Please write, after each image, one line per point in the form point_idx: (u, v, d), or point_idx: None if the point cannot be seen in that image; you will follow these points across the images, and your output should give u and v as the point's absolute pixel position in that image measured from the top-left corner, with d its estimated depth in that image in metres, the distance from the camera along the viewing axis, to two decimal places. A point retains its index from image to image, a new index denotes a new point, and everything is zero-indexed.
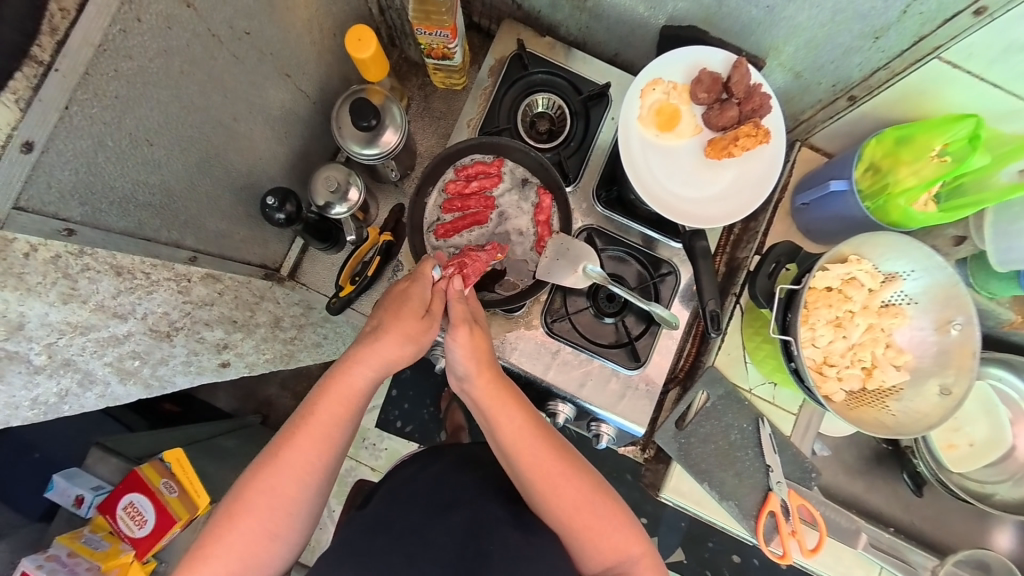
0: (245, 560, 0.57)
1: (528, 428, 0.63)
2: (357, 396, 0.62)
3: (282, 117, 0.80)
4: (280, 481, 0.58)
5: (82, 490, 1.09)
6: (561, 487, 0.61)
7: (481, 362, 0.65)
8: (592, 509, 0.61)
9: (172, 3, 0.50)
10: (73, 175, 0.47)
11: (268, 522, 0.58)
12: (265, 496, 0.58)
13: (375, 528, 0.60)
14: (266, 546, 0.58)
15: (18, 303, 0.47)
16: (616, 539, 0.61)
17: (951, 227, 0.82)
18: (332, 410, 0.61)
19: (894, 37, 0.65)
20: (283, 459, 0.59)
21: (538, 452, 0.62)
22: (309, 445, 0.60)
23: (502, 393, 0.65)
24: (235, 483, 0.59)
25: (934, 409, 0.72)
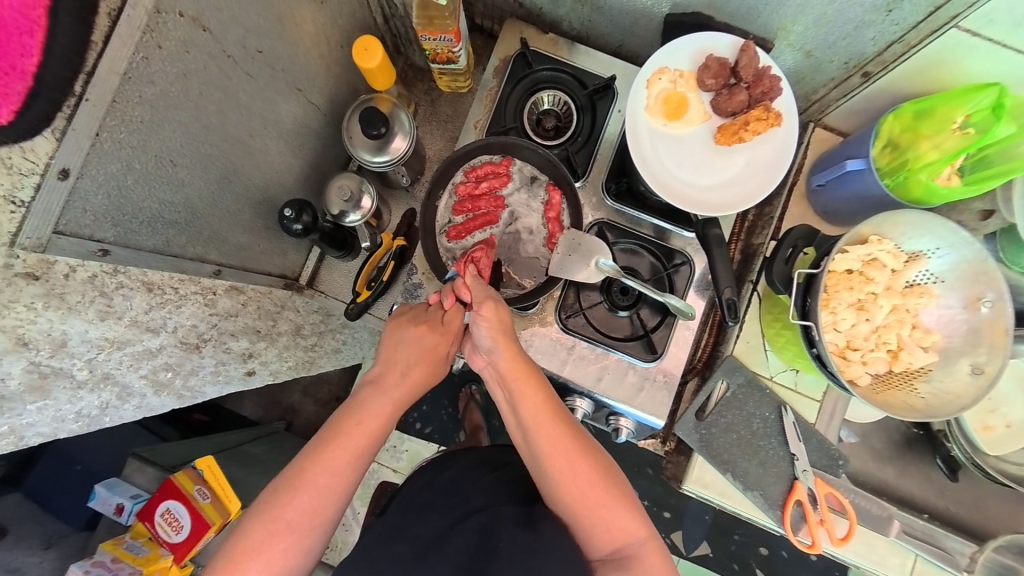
0: (274, 572, 0.57)
1: (549, 406, 0.63)
2: (382, 423, 0.64)
3: (295, 130, 0.82)
4: (315, 493, 0.59)
5: (121, 499, 1.14)
6: (577, 466, 0.61)
7: (505, 341, 0.66)
8: (604, 492, 0.61)
9: (190, 29, 0.52)
10: (106, 199, 0.50)
11: (299, 534, 0.58)
12: (299, 508, 0.58)
13: (388, 538, 0.62)
14: (295, 558, 0.58)
15: (60, 322, 0.50)
16: (626, 523, 0.60)
17: (977, 201, 0.80)
18: (370, 424, 0.63)
19: (908, 9, 0.64)
20: (316, 471, 0.59)
21: (558, 430, 0.62)
22: (344, 457, 0.61)
23: (525, 370, 0.65)
24: (255, 504, 0.59)
25: (966, 389, 0.70)
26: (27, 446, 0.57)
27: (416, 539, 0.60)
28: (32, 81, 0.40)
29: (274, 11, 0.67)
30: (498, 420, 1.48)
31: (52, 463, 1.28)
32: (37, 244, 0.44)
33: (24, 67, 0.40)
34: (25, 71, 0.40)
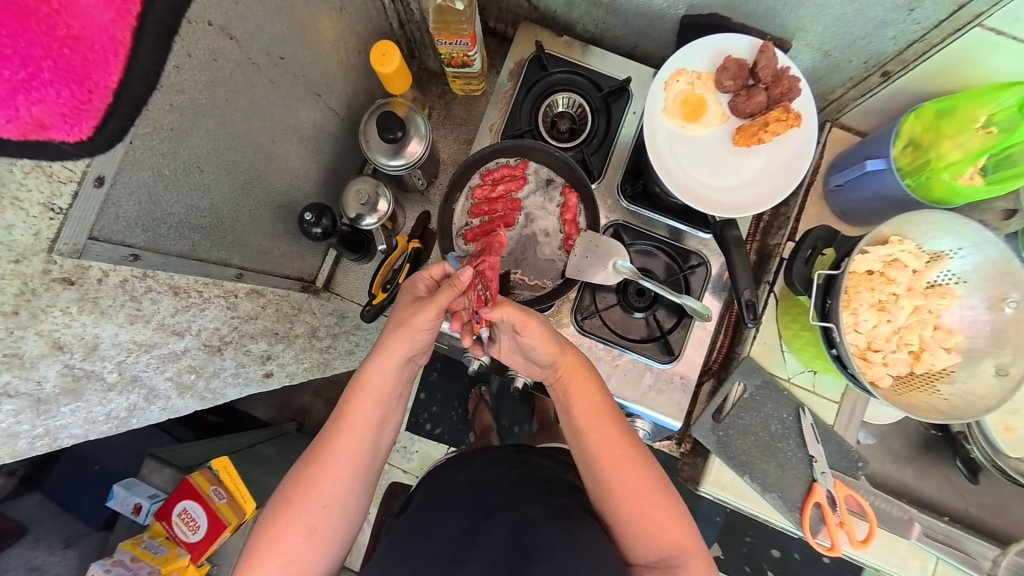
0: (314, 522, 0.59)
1: (602, 406, 0.66)
2: (386, 393, 0.63)
3: (314, 135, 0.83)
4: (343, 440, 0.61)
5: (140, 499, 1.16)
6: (626, 470, 0.62)
7: (556, 344, 0.68)
8: (652, 497, 0.61)
9: (218, 38, 0.53)
10: (137, 206, 0.51)
11: (333, 482, 0.60)
12: (330, 455, 0.61)
13: (419, 534, 0.63)
14: (332, 508, 0.60)
15: (93, 326, 0.51)
16: (672, 531, 0.60)
17: (999, 200, 0.79)
18: (382, 371, 0.63)
19: (930, 8, 0.63)
20: (342, 419, 0.62)
21: (610, 432, 0.64)
22: (364, 405, 0.62)
23: (581, 370, 0.68)
24: (279, 488, 0.61)
25: (990, 391, 0.69)
26: (61, 448, 0.58)
27: (444, 536, 0.61)
28: (109, 96, 0.41)
29: (297, 18, 0.68)
30: (509, 421, 1.48)
31: (70, 464, 1.30)
32: (74, 250, 0.45)
33: (102, 83, 0.40)
34: (103, 87, 0.40)
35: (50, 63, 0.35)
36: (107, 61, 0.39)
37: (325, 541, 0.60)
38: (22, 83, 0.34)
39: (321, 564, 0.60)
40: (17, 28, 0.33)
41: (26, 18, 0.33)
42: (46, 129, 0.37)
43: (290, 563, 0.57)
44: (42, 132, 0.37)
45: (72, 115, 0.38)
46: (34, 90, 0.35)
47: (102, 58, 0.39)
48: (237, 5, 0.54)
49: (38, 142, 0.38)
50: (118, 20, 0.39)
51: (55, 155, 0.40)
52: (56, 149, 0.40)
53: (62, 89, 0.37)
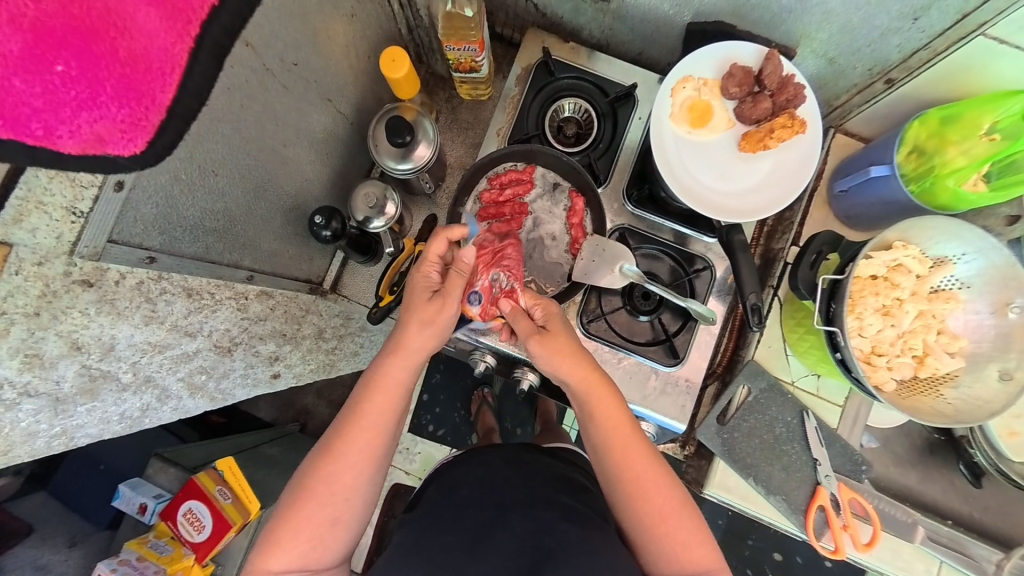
0: (335, 513, 0.60)
1: (626, 426, 0.65)
2: (399, 387, 0.63)
3: (324, 139, 0.84)
4: (361, 436, 0.61)
5: (145, 499, 1.16)
6: (650, 488, 0.63)
7: (572, 362, 0.65)
8: (676, 514, 0.62)
9: (235, 45, 0.54)
10: (155, 209, 0.51)
11: (352, 475, 0.61)
12: (348, 449, 0.61)
13: (435, 528, 0.63)
14: (352, 500, 0.61)
15: (111, 327, 0.52)
16: (697, 550, 0.61)
17: (1003, 206, 0.80)
18: (401, 365, 0.63)
19: (935, 16, 0.64)
20: (360, 414, 0.62)
21: (632, 452, 0.64)
22: (383, 400, 0.62)
23: (603, 391, 0.66)
24: (294, 478, 0.62)
25: (995, 395, 0.70)
26: (76, 447, 0.58)
27: (462, 530, 0.62)
28: (164, 114, 0.36)
29: (310, 25, 0.69)
30: (512, 423, 1.49)
31: (76, 463, 1.31)
32: (94, 253, 0.46)
33: (160, 99, 0.35)
34: (161, 105, 0.36)
35: (111, 83, 0.32)
36: (164, 78, 0.35)
37: (344, 531, 0.61)
38: (82, 101, 0.32)
39: (340, 550, 0.62)
40: (72, 45, 0.30)
41: (90, 39, 0.31)
42: (104, 145, 0.34)
43: (312, 551, 0.59)
44: (100, 147, 0.34)
45: (131, 132, 0.35)
46: (96, 108, 0.32)
47: (158, 75, 0.34)
48: (254, 13, 0.55)
49: (97, 158, 0.35)
50: (180, 39, 0.35)
51: (116, 170, 0.37)
52: (115, 163, 0.36)
53: (121, 105, 0.33)
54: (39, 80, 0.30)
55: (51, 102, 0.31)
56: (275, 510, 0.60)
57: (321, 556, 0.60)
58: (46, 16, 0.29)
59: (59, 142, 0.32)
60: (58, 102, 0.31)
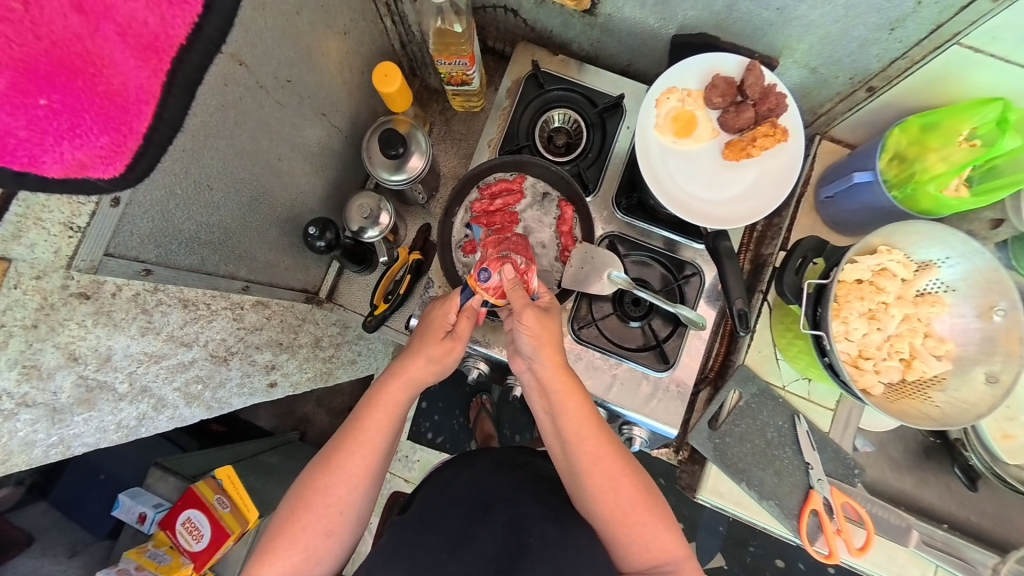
0: (330, 525, 0.61)
1: (590, 420, 0.65)
2: (398, 408, 0.64)
3: (319, 152, 0.86)
4: (358, 452, 0.62)
5: (145, 508, 1.18)
6: (618, 482, 0.63)
7: (548, 349, 0.67)
8: (643, 508, 0.64)
9: (229, 65, 0.56)
10: (151, 223, 0.53)
11: (349, 489, 0.62)
12: (346, 464, 0.62)
13: (421, 528, 0.65)
14: (347, 513, 0.62)
15: (107, 338, 0.53)
16: (664, 540, 0.63)
17: (987, 210, 0.81)
18: (403, 388, 0.65)
19: (911, 27, 0.66)
20: (360, 430, 0.63)
21: (600, 444, 0.65)
22: (382, 420, 0.63)
23: (568, 384, 0.66)
24: (291, 486, 0.62)
25: (982, 398, 0.70)
26: (74, 456, 0.59)
27: (447, 530, 0.64)
28: (142, 141, 0.36)
29: (303, 43, 0.71)
30: (510, 430, 1.49)
31: (76, 473, 1.32)
32: (91, 266, 0.48)
33: (137, 127, 0.35)
34: (139, 132, 0.35)
35: (91, 114, 0.33)
36: (140, 108, 0.35)
37: (337, 542, 0.62)
38: (63, 130, 0.32)
39: (332, 563, 0.63)
40: (56, 81, 0.31)
41: (71, 76, 0.31)
42: (85, 170, 0.34)
43: (307, 561, 0.60)
44: (82, 172, 0.34)
45: (112, 158, 0.35)
46: (77, 136, 0.33)
47: (135, 106, 0.34)
48: (248, 34, 0.58)
49: (79, 182, 0.35)
50: (155, 71, 0.34)
51: (98, 192, 0.37)
52: (96, 187, 0.36)
53: (99, 134, 0.33)
54: (23, 114, 0.30)
55: (37, 133, 0.31)
56: (272, 519, 0.61)
57: (312, 568, 0.61)
58: (31, 57, 0.30)
59: (44, 168, 0.33)
60: (43, 132, 0.32)
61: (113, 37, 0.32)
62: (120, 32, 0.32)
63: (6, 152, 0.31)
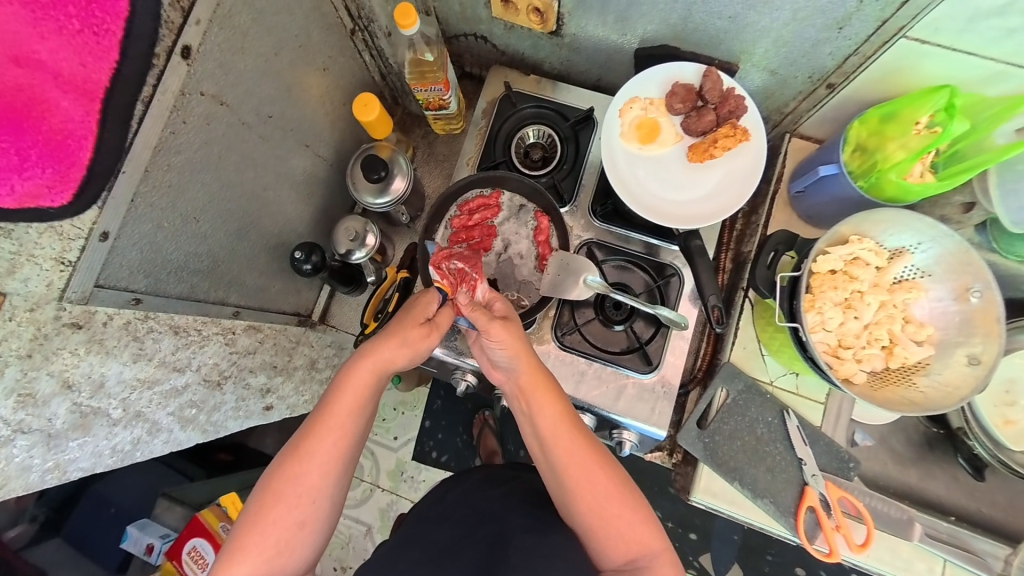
0: (303, 515, 0.63)
1: (565, 417, 0.67)
2: (368, 391, 0.66)
3: (305, 181, 0.91)
4: (329, 439, 0.64)
5: (152, 539, 1.21)
6: (593, 476, 0.65)
7: (525, 354, 0.68)
8: (617, 500, 0.65)
9: (211, 105, 0.61)
10: (139, 254, 0.57)
11: (321, 476, 0.63)
12: (316, 451, 0.63)
13: (407, 544, 0.71)
14: (320, 502, 0.63)
15: (100, 365, 0.56)
16: (638, 532, 0.65)
17: (956, 195, 0.82)
18: (371, 372, 0.66)
19: (857, 24, 0.68)
20: (330, 415, 0.64)
21: (577, 443, 0.66)
22: (353, 403, 0.65)
23: (543, 382, 0.68)
24: (259, 482, 0.63)
25: (965, 380, 0.70)
26: (70, 480, 0.61)
27: (430, 546, 0.69)
28: (86, 170, 0.43)
29: (283, 81, 0.76)
30: (514, 444, 1.49)
31: (86, 507, 1.34)
32: (82, 297, 0.52)
33: (81, 158, 0.42)
34: (81, 163, 0.43)
35: (36, 150, 0.39)
36: (81, 140, 0.41)
37: (312, 532, 0.64)
38: (13, 165, 0.38)
39: (306, 554, 0.64)
40: (10, 125, 0.37)
41: (18, 119, 0.37)
42: (36, 201, 0.40)
43: (280, 554, 0.62)
44: (34, 202, 0.40)
45: (57, 186, 0.41)
46: (25, 170, 0.38)
47: (76, 141, 0.41)
48: (227, 76, 0.63)
49: (32, 210, 0.40)
50: (89, 110, 0.41)
51: (52, 219, 0.43)
52: (51, 215, 0.43)
53: (45, 165, 0.39)
54: None
55: None
56: (242, 515, 0.62)
57: (287, 559, 0.62)
58: None
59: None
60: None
61: (48, 83, 0.38)
62: (54, 79, 0.38)
63: None
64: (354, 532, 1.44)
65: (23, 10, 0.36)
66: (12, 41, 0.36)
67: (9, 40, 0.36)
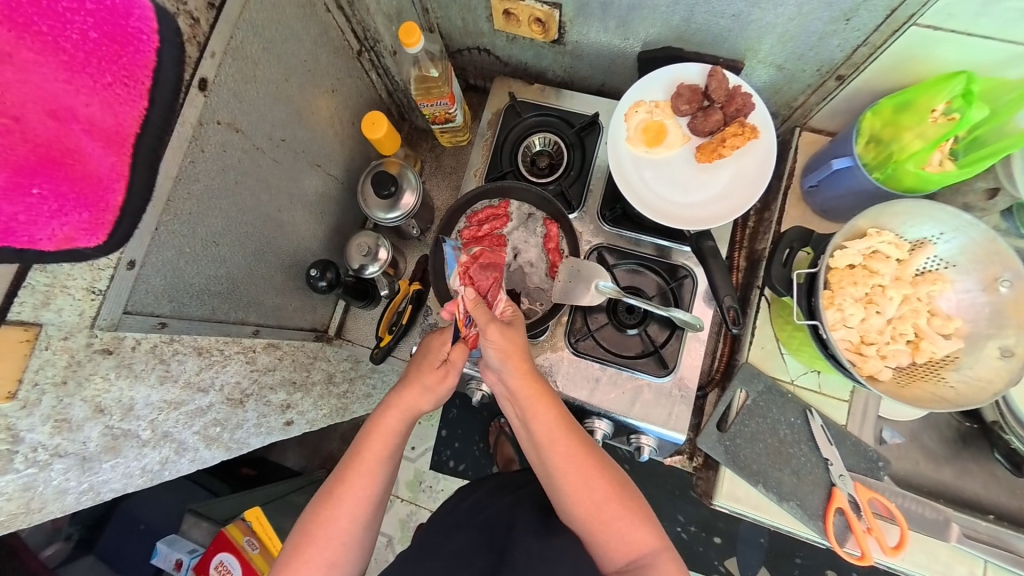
0: (333, 557, 0.63)
1: (561, 422, 0.66)
2: (395, 437, 0.67)
3: (317, 201, 0.93)
4: (358, 485, 0.65)
5: (180, 554, 1.23)
6: (590, 479, 0.65)
7: (518, 355, 0.67)
8: (618, 502, 0.65)
9: (227, 133, 0.64)
10: (163, 281, 0.59)
11: (351, 521, 0.64)
12: (346, 495, 0.64)
13: (422, 556, 0.73)
14: (349, 545, 0.64)
15: (129, 389, 0.58)
16: (639, 532, 0.64)
17: (979, 181, 0.79)
18: (399, 418, 0.67)
19: (866, 15, 0.67)
20: (359, 459, 0.66)
21: (571, 446, 0.66)
22: (381, 449, 0.66)
23: (537, 388, 0.67)
24: (298, 520, 0.65)
25: (998, 374, 0.67)
26: (103, 501, 0.63)
27: (448, 556, 0.71)
28: (119, 214, 0.39)
29: (294, 105, 0.78)
30: None
31: (117, 525, 1.37)
32: (111, 324, 0.54)
33: (112, 202, 0.38)
34: (115, 206, 0.38)
35: (74, 195, 0.36)
36: (115, 185, 0.38)
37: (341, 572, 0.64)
38: (50, 211, 0.35)
39: None
40: (43, 172, 0.34)
41: (54, 167, 0.35)
42: (72, 242, 0.37)
43: None
44: (70, 244, 0.37)
45: (93, 229, 0.38)
46: (62, 215, 0.36)
47: (110, 186, 0.37)
48: (241, 104, 0.65)
49: (68, 251, 0.38)
50: (121, 156, 0.38)
51: (84, 258, 0.40)
52: (82, 254, 0.39)
53: (81, 210, 0.36)
54: (21, 203, 0.34)
55: (31, 217, 0.35)
56: (282, 556, 0.64)
57: None
58: (19, 157, 0.33)
59: (38, 243, 0.36)
60: (36, 215, 0.35)
61: (84, 134, 0.35)
62: (87, 128, 0.35)
63: (6, 234, 0.34)
64: (376, 543, 1.45)
65: (58, 68, 0.33)
66: (46, 94, 0.33)
67: (41, 94, 0.33)
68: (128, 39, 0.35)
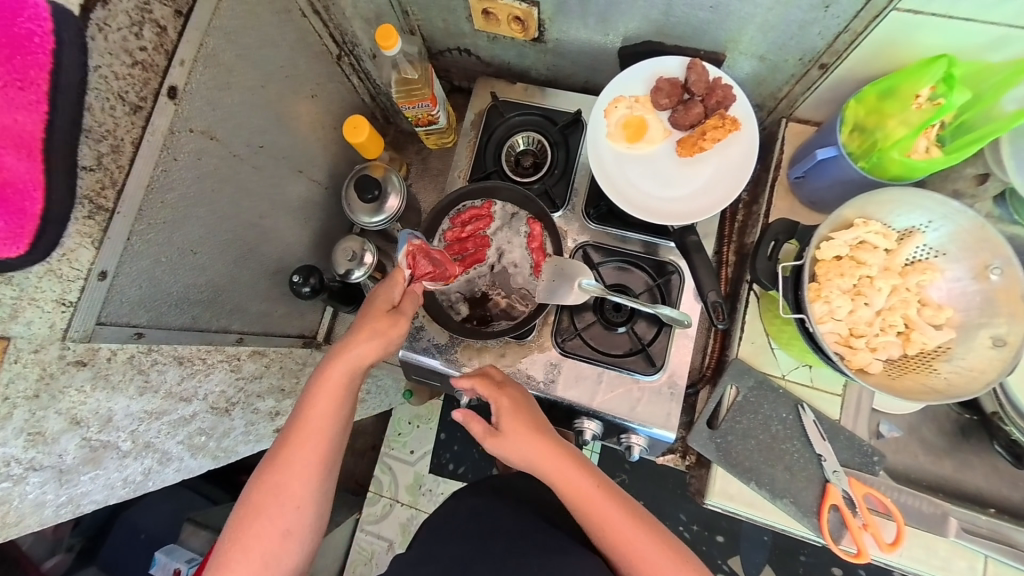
0: (287, 525, 0.63)
1: (551, 451, 0.68)
2: (343, 388, 0.66)
3: (302, 207, 0.93)
4: (308, 442, 0.64)
5: (178, 563, 1.24)
6: (590, 504, 0.65)
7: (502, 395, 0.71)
8: (626, 526, 0.64)
9: (201, 141, 0.64)
10: (139, 291, 0.59)
11: (300, 482, 0.64)
12: (294, 457, 0.64)
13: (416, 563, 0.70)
14: (302, 509, 0.64)
15: (107, 400, 0.58)
16: (652, 555, 0.63)
17: (968, 167, 0.77)
18: (346, 371, 0.66)
19: (844, 2, 0.66)
20: (306, 420, 0.65)
21: (568, 471, 0.67)
22: (329, 402, 0.66)
23: (524, 420, 0.70)
24: (232, 516, 0.63)
25: (991, 363, 0.66)
26: (85, 512, 0.63)
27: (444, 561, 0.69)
28: (40, 220, 0.45)
29: (273, 111, 0.78)
30: None
31: (117, 536, 1.38)
32: (85, 335, 0.54)
33: (32, 209, 0.44)
34: (35, 213, 0.44)
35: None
36: (33, 192, 0.43)
37: (297, 540, 0.64)
38: None
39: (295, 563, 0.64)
40: None
41: None
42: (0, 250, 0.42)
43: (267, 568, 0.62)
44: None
45: (16, 238, 0.43)
46: None
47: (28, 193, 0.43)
48: (216, 112, 0.65)
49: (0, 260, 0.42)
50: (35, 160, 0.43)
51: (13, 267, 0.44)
52: (12, 265, 0.44)
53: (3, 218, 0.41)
54: None
55: None
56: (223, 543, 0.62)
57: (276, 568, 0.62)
58: None
59: None
60: None
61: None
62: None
63: None
64: (376, 548, 1.44)
65: None
66: None
67: None
68: (20, 45, 0.40)
